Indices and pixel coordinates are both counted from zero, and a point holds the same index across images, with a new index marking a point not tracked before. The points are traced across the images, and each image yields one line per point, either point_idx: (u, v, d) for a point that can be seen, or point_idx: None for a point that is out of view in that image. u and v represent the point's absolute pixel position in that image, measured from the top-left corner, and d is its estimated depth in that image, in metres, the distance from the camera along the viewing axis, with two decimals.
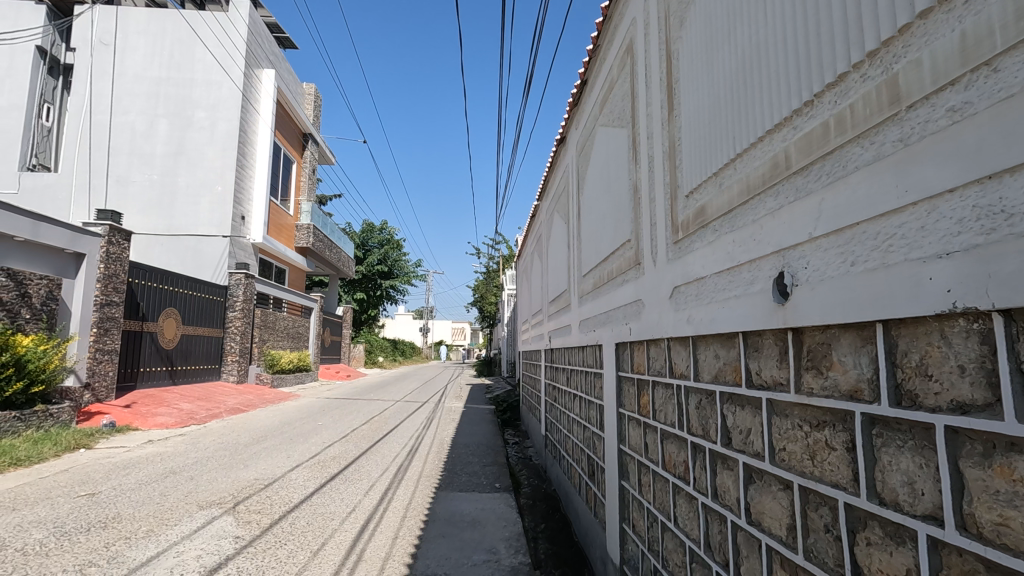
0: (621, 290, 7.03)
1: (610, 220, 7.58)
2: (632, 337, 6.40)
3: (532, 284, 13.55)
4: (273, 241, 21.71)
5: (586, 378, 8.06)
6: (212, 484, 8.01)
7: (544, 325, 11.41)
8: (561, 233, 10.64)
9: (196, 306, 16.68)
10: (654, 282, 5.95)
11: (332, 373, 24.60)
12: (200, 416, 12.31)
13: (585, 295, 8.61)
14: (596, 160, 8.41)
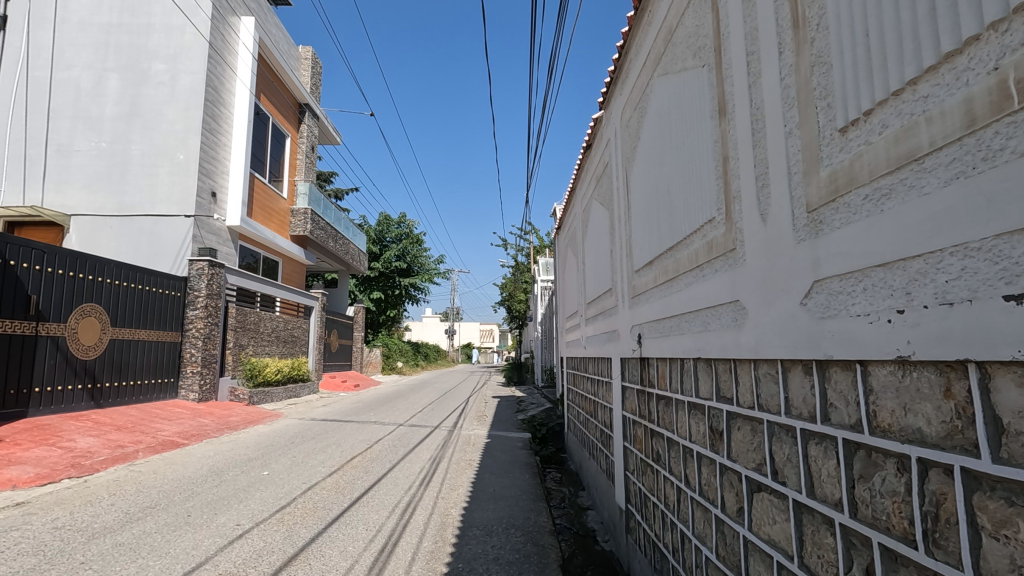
0: (717, 283, 2.59)
1: (684, 132, 3.00)
2: (825, 417, 1.78)
3: (568, 284, 9.19)
4: (257, 225, 15.59)
5: (657, 438, 3.78)
6: (5, 551, 4.10)
7: (583, 333, 7.32)
8: (597, 201, 6.03)
9: (105, 298, 9.81)
10: (876, 239, 1.47)
11: (337, 382, 20.57)
12: (97, 459, 6.99)
13: (641, 296, 4.20)
14: (642, 42, 3.84)
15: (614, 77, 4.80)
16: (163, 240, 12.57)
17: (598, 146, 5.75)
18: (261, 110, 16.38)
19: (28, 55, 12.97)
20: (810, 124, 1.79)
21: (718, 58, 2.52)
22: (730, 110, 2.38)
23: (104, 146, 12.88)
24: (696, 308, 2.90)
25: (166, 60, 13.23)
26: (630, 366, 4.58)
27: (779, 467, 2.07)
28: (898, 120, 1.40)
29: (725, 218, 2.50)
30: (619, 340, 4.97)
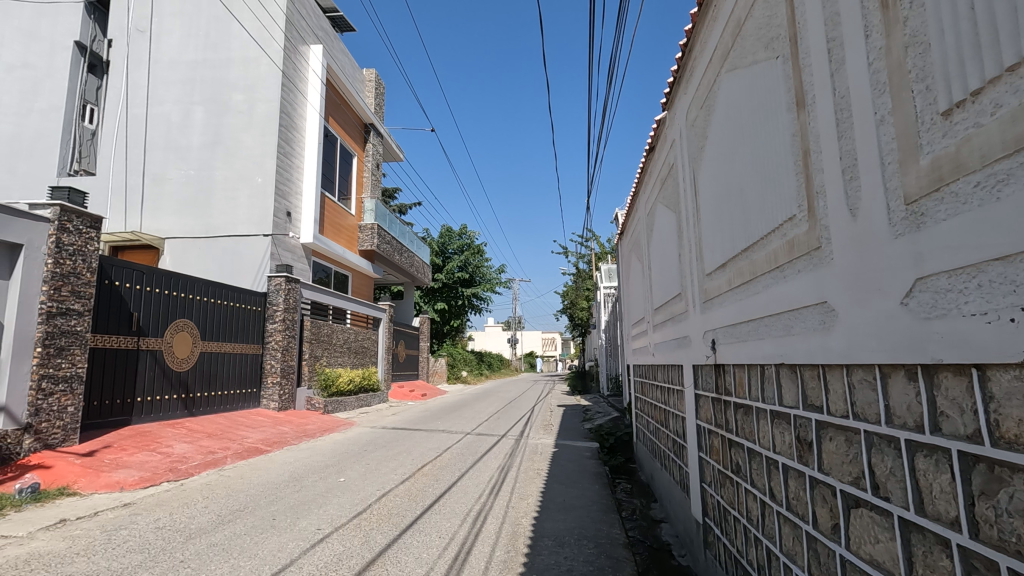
0: (801, 285, 2.45)
1: (758, 126, 2.88)
2: (935, 427, 1.62)
3: (633, 290, 9.00)
4: (329, 241, 16.34)
5: (736, 449, 3.60)
6: (117, 548, 4.47)
7: (651, 340, 7.14)
8: (662, 204, 5.88)
9: (198, 313, 10.63)
10: (991, 230, 1.34)
11: (405, 391, 21.10)
12: (192, 464, 7.49)
13: (713, 300, 4.04)
14: (707, 39, 3.74)
15: (678, 76, 4.69)
16: (244, 258, 13.41)
17: (662, 147, 5.62)
18: (329, 132, 17.21)
19: (127, 94, 14.24)
20: (905, 110, 1.66)
21: (794, 47, 2.40)
22: (810, 101, 2.26)
23: (192, 173, 13.88)
24: (776, 310, 2.75)
25: (244, 91, 14.15)
26: (703, 373, 4.41)
27: (880, 481, 1.92)
28: (1013, 99, 1.29)
29: (808, 214, 2.36)
30: (690, 346, 4.80)
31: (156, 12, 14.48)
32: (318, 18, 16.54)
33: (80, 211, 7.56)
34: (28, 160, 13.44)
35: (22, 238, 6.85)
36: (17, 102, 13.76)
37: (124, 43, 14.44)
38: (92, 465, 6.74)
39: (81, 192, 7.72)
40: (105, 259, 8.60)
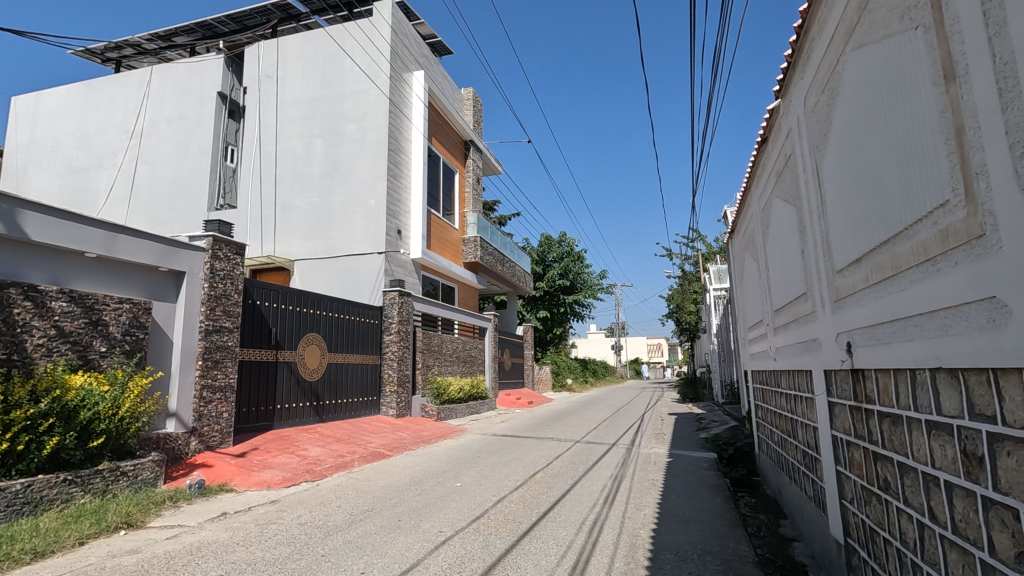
0: (960, 279, 2.17)
1: (897, 104, 2.61)
2: None
3: (748, 291, 8.45)
4: (436, 255, 17.13)
5: (883, 463, 3.26)
6: (269, 541, 4.97)
7: (771, 343, 6.68)
8: (779, 198, 5.50)
9: (325, 327, 11.62)
10: None
11: (512, 399, 21.45)
12: (324, 466, 8.15)
13: (847, 299, 3.69)
14: (827, 16, 3.46)
15: (793, 59, 4.38)
16: (362, 275, 14.48)
17: (776, 138, 5.26)
18: (433, 152, 18.08)
19: (260, 134, 15.96)
20: None
21: (939, 14, 2.15)
22: (963, 72, 2.01)
23: (315, 200, 15.20)
24: (929, 308, 2.45)
25: (356, 121, 15.29)
26: (838, 379, 4.03)
27: None
28: None
29: (965, 199, 2.09)
30: (821, 350, 4.41)
31: (281, 58, 16.12)
32: (418, 45, 17.50)
33: (228, 240, 8.58)
34: (184, 198, 15.45)
35: (185, 266, 7.92)
36: (174, 150, 15.80)
37: (257, 89, 16.25)
38: (244, 465, 7.60)
39: (228, 224, 8.77)
40: (248, 282, 9.68)
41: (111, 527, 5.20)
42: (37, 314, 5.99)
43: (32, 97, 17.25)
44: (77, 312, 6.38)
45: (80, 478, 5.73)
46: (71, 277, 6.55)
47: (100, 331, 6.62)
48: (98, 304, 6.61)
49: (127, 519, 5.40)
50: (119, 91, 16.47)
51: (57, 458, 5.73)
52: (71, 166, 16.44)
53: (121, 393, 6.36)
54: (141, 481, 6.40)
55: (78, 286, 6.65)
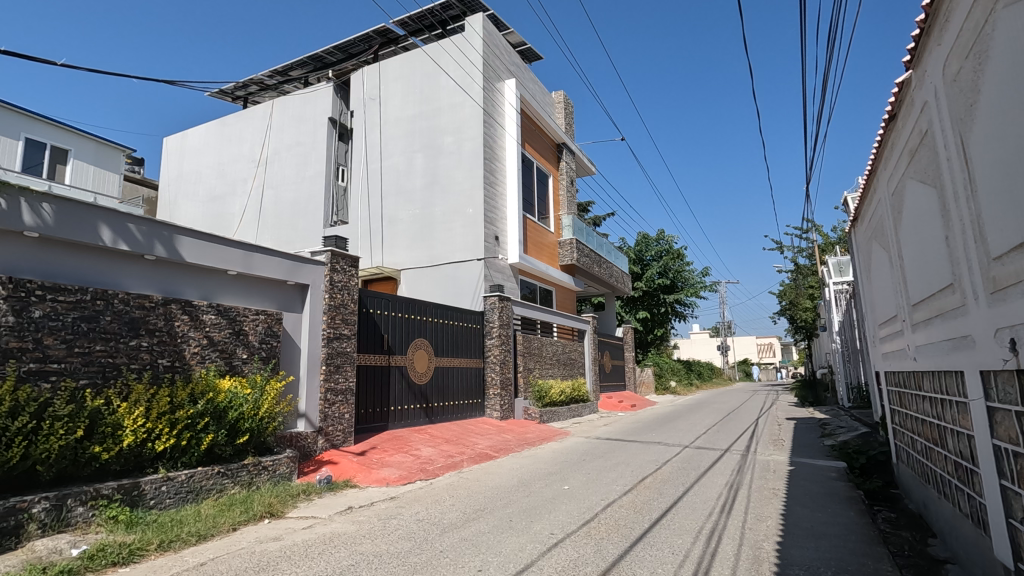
0: None
1: None
2: None
3: (877, 284, 7.67)
4: (532, 259, 17.31)
5: None
6: (392, 535, 5.29)
7: (909, 341, 6.01)
8: (914, 179, 4.95)
9: (431, 333, 12.16)
10: None
11: (613, 402, 21.09)
12: (436, 466, 8.53)
13: (1007, 291, 3.25)
14: None
15: (926, 25, 3.94)
16: (463, 282, 14.98)
17: (907, 113, 4.74)
18: (526, 157, 18.31)
19: (367, 153, 17.07)
20: None
21: None
22: None
23: (417, 212, 15.96)
24: None
25: (453, 133, 15.88)
26: (1000, 381, 3.55)
27: None
28: None
29: None
30: (975, 348, 3.91)
31: (382, 81, 17.15)
32: (509, 54, 17.84)
33: (344, 254, 9.25)
34: (303, 217, 16.90)
35: (308, 279, 8.66)
36: (293, 173, 17.34)
37: (362, 112, 17.40)
38: (365, 463, 8.15)
39: (343, 239, 9.47)
40: (362, 292, 10.38)
41: (257, 516, 5.82)
42: (193, 326, 6.84)
43: (179, 137, 19.73)
44: (223, 323, 7.21)
45: (231, 471, 6.47)
46: (217, 292, 7.42)
47: (242, 340, 7.43)
48: (240, 316, 7.43)
49: (269, 509, 6.00)
50: (247, 125, 18.39)
51: (212, 453, 6.51)
52: (211, 195, 18.59)
53: (261, 396, 7.09)
54: (279, 475, 7.09)
55: (223, 301, 7.51)
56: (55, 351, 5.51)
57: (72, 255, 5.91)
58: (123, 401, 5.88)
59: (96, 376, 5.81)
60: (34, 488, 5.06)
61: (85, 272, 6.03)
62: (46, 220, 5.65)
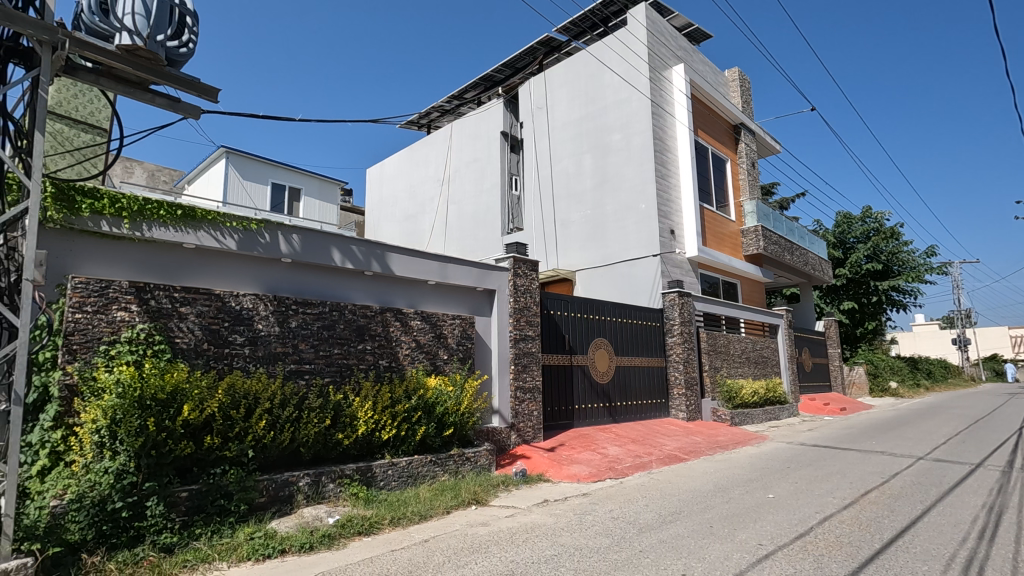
0: None
1: None
2: None
3: None
4: (713, 251, 16.28)
5: None
6: (589, 529, 5.41)
7: None
8: None
9: (610, 332, 12.14)
10: None
11: (817, 404, 18.78)
12: (625, 465, 8.50)
13: None
14: None
15: None
16: (640, 279, 14.70)
17: None
18: (700, 144, 17.30)
19: (537, 161, 17.71)
20: None
21: None
22: None
23: (589, 212, 16.08)
24: None
25: (621, 130, 15.70)
26: None
27: None
28: None
29: None
30: None
31: (549, 89, 17.65)
32: (676, 39, 17.06)
33: (525, 258, 9.70)
34: (483, 228, 18.16)
35: (495, 285, 9.30)
36: (472, 188, 18.74)
37: (531, 121, 18.10)
38: (556, 459, 8.45)
39: (523, 244, 9.93)
40: (543, 295, 10.78)
41: (466, 501, 6.41)
42: (404, 331, 7.81)
43: (377, 167, 22.57)
44: (427, 328, 8.09)
45: (441, 460, 7.24)
46: (421, 300, 8.38)
47: (442, 342, 8.25)
48: (440, 321, 8.27)
49: (475, 496, 6.56)
50: (432, 149, 20.34)
51: (424, 443, 7.35)
52: (406, 215, 20.94)
53: (461, 393, 7.82)
54: (481, 466, 7.72)
55: (425, 308, 8.44)
56: (307, 354, 6.74)
57: (315, 275, 7.19)
58: (356, 396, 6.95)
59: (336, 375, 6.96)
60: (299, 465, 6.22)
61: (326, 289, 7.29)
62: (296, 248, 6.93)
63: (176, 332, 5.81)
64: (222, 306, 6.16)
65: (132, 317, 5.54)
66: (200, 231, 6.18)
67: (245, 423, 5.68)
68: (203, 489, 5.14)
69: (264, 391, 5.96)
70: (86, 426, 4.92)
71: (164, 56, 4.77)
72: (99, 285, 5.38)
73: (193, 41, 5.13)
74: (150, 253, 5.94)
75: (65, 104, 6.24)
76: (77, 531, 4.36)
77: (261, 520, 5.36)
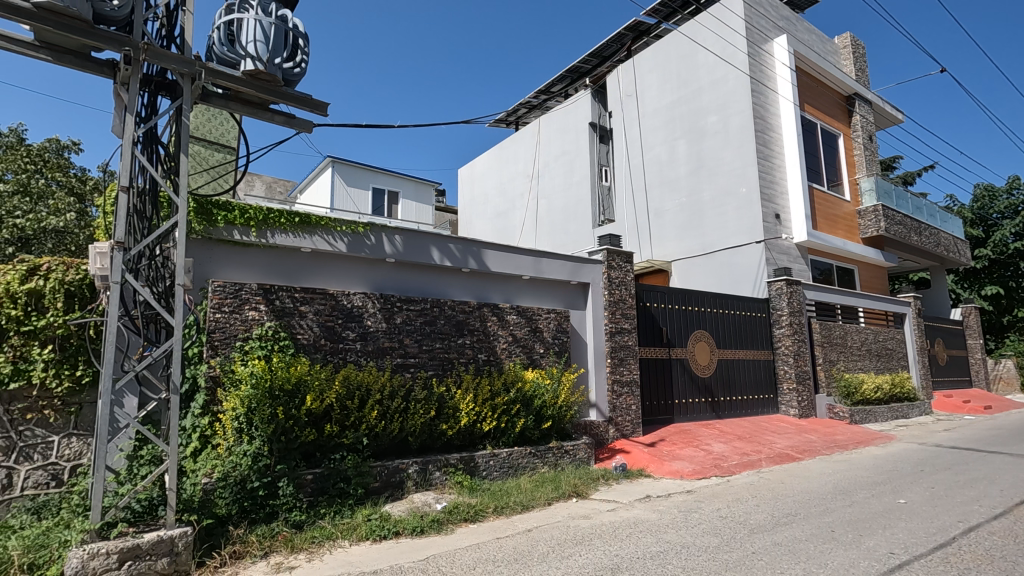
0: None
1: None
2: None
3: None
4: (825, 235, 15.02)
5: None
6: (695, 527, 5.25)
7: None
8: None
9: (712, 324, 11.62)
10: None
11: (955, 402, 16.75)
12: (732, 463, 8.13)
13: None
14: None
15: None
16: (742, 268, 13.92)
17: None
18: (807, 120, 16.00)
19: (628, 150, 17.29)
20: None
21: None
22: None
23: (684, 199, 15.43)
24: None
25: (717, 111, 14.91)
26: None
27: None
28: None
29: None
30: None
31: (638, 75, 17.15)
32: (776, 8, 15.88)
33: (619, 250, 9.53)
34: (574, 221, 18.06)
35: (589, 278, 9.23)
36: (562, 181, 18.66)
37: (620, 110, 17.69)
38: (657, 454, 8.26)
39: (617, 236, 9.75)
40: (638, 287, 10.53)
41: (566, 494, 6.45)
42: (501, 326, 7.99)
43: (468, 167, 23.15)
44: (523, 322, 8.22)
45: (540, 452, 7.34)
46: (517, 295, 8.52)
47: (539, 336, 8.35)
48: (536, 315, 8.37)
49: (576, 489, 6.58)
50: (520, 145, 20.51)
51: (524, 435, 7.49)
52: (497, 212, 21.33)
53: (558, 386, 7.88)
54: (580, 459, 7.73)
55: (521, 302, 8.57)
56: (411, 349, 7.10)
57: (416, 273, 7.55)
58: (457, 388, 7.23)
59: (438, 368, 7.28)
60: (407, 453, 6.58)
61: (426, 286, 7.63)
62: (399, 248, 7.31)
63: (298, 329, 6.37)
64: (336, 304, 6.65)
65: (261, 316, 6.14)
66: (315, 236, 6.70)
67: (359, 412, 6.10)
68: (326, 472, 5.61)
69: (375, 383, 6.37)
70: (228, 413, 5.52)
71: (281, 77, 5.24)
72: (233, 288, 6.02)
73: (306, 61, 5.46)
74: (274, 258, 6.54)
75: (201, 128, 7.02)
76: (224, 505, 4.93)
77: (377, 503, 5.75)
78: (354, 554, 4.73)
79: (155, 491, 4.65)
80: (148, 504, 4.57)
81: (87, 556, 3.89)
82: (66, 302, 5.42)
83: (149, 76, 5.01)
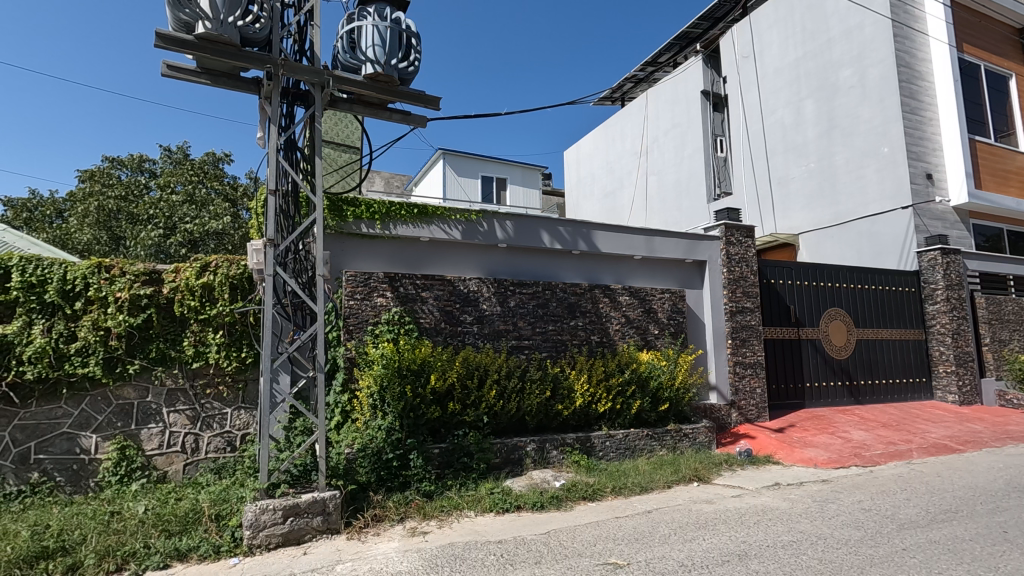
0: None
1: None
2: None
3: None
4: (992, 196, 12.93)
5: None
6: (833, 518, 4.88)
7: None
8: None
9: (849, 301, 10.56)
10: None
11: None
12: (875, 452, 7.42)
13: None
14: None
15: None
16: (884, 237, 12.43)
17: None
18: (967, 62, 13.78)
19: (746, 117, 16.09)
20: None
21: None
22: None
23: (813, 165, 14.05)
24: None
25: (852, 64, 13.34)
26: None
27: None
28: None
29: None
30: None
31: (757, 34, 15.83)
32: None
33: (739, 225, 8.96)
34: (687, 197, 17.23)
35: (706, 256, 8.82)
36: (673, 155, 17.83)
37: (737, 74, 16.47)
38: (786, 440, 7.75)
39: (736, 209, 9.16)
40: (761, 264, 9.84)
41: (687, 477, 6.29)
42: (613, 307, 7.91)
43: (574, 148, 22.89)
44: (636, 303, 8.08)
45: (657, 435, 7.20)
46: (629, 276, 8.37)
47: (653, 317, 8.16)
48: (650, 295, 8.18)
49: (697, 473, 6.39)
50: (627, 122, 19.87)
51: (640, 417, 7.39)
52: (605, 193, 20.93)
53: (675, 368, 7.66)
54: (701, 444, 7.47)
55: (633, 283, 8.41)
56: (525, 331, 7.30)
57: (528, 258, 7.70)
58: (571, 369, 7.31)
59: (552, 349, 7.42)
60: (525, 432, 6.79)
61: (537, 269, 7.75)
62: (510, 233, 7.50)
63: (421, 313, 6.81)
64: (453, 290, 7.01)
65: (388, 302, 6.65)
66: (433, 226, 7.09)
67: (479, 392, 6.41)
68: (451, 447, 5.98)
69: (492, 364, 6.64)
70: (364, 391, 6.06)
71: (398, 78, 5.56)
72: (363, 277, 6.56)
73: (419, 59, 5.73)
74: (397, 248, 7.01)
75: (330, 131, 7.64)
76: (365, 473, 5.43)
77: (498, 477, 6.04)
78: (480, 524, 5.02)
79: (308, 458, 5.21)
80: (303, 469, 5.14)
81: (259, 511, 4.53)
82: (231, 294, 6.23)
83: (287, 88, 5.57)
